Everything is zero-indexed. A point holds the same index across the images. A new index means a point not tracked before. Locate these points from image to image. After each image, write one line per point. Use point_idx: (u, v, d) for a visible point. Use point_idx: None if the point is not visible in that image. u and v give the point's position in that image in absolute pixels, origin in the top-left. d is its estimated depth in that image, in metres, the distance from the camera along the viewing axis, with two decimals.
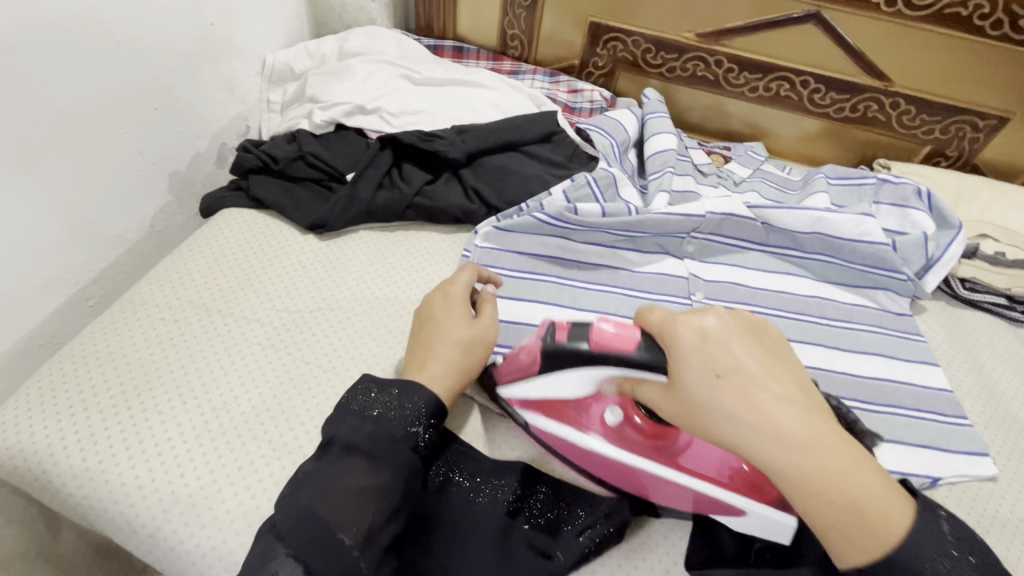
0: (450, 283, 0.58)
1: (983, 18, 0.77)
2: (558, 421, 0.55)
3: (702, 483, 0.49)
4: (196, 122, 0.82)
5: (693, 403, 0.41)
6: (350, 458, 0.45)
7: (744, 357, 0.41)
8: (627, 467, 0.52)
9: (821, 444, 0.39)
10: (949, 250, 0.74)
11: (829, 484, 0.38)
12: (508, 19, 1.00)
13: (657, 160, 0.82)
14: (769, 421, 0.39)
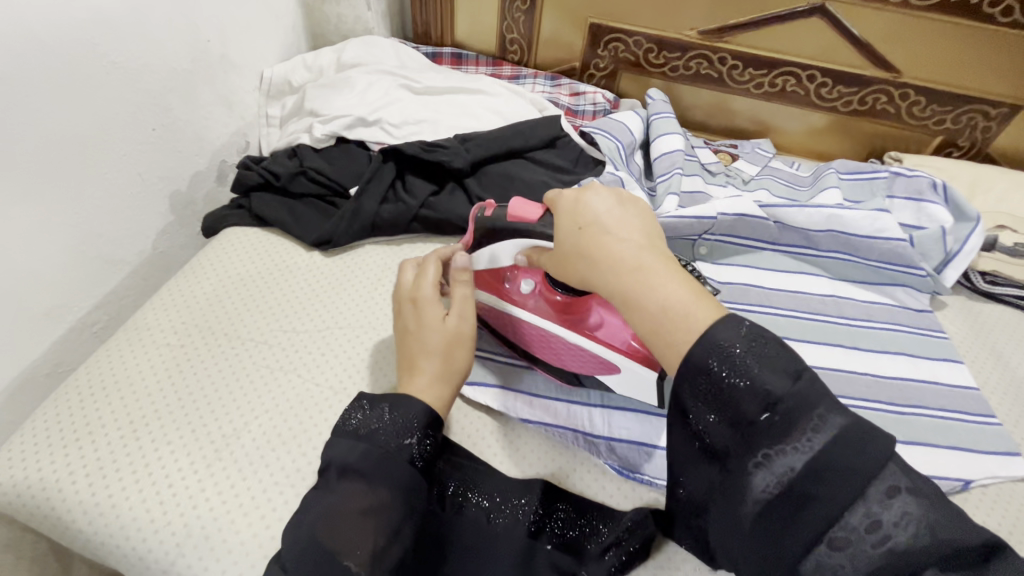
0: (411, 283, 0.55)
1: (993, 5, 0.75)
2: (482, 290, 0.61)
3: (596, 344, 0.54)
4: (195, 140, 0.81)
5: (564, 254, 0.44)
6: (347, 482, 0.43)
7: (598, 211, 0.44)
8: (531, 329, 0.57)
9: (650, 274, 0.39)
10: (968, 242, 0.72)
11: (647, 302, 0.38)
12: (506, 23, 0.99)
13: (664, 162, 0.80)
14: (605, 256, 0.41)
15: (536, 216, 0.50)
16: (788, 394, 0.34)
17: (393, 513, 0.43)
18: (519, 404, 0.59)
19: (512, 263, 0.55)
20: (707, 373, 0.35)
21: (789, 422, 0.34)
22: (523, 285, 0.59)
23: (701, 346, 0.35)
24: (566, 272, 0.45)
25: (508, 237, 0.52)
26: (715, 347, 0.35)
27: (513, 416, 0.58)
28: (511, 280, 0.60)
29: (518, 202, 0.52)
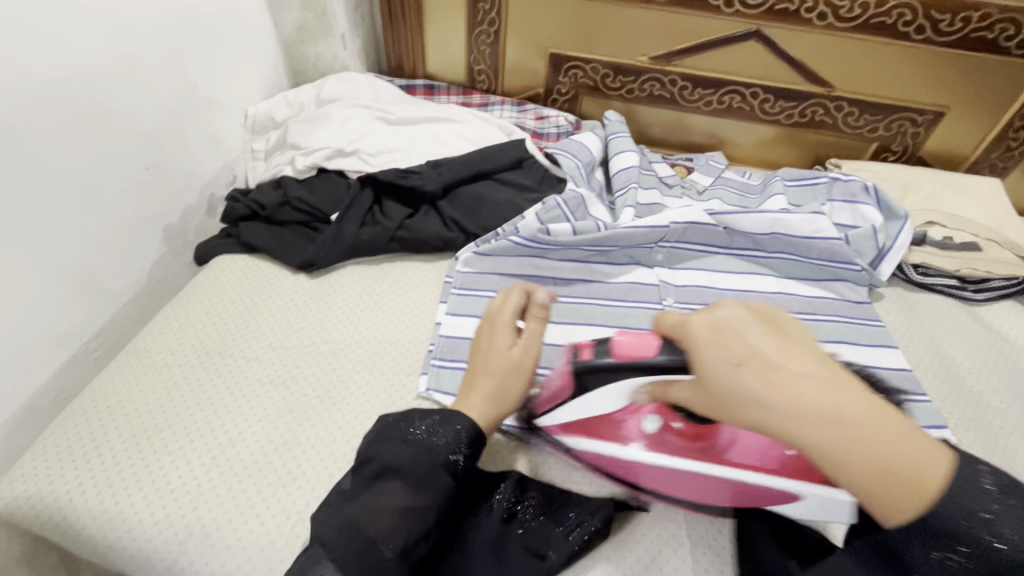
0: (496, 311, 0.60)
1: (906, 25, 0.83)
2: (595, 439, 0.58)
3: (750, 474, 0.51)
4: (186, 175, 0.87)
5: (722, 397, 0.38)
6: (389, 479, 0.49)
7: (758, 343, 0.37)
8: (678, 473, 0.54)
9: (853, 432, 0.34)
10: (899, 239, 0.80)
11: (851, 471, 0.34)
12: (473, 55, 1.06)
13: (622, 177, 0.87)
14: (785, 406, 0.34)
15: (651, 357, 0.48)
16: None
17: (420, 507, 0.48)
18: None
19: (614, 405, 0.55)
20: (954, 534, 0.36)
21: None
22: (646, 424, 0.57)
23: (936, 516, 0.35)
24: (723, 406, 0.39)
25: (618, 377, 0.51)
26: (967, 513, 0.35)
27: None
28: (631, 423, 0.57)
29: (624, 344, 0.50)
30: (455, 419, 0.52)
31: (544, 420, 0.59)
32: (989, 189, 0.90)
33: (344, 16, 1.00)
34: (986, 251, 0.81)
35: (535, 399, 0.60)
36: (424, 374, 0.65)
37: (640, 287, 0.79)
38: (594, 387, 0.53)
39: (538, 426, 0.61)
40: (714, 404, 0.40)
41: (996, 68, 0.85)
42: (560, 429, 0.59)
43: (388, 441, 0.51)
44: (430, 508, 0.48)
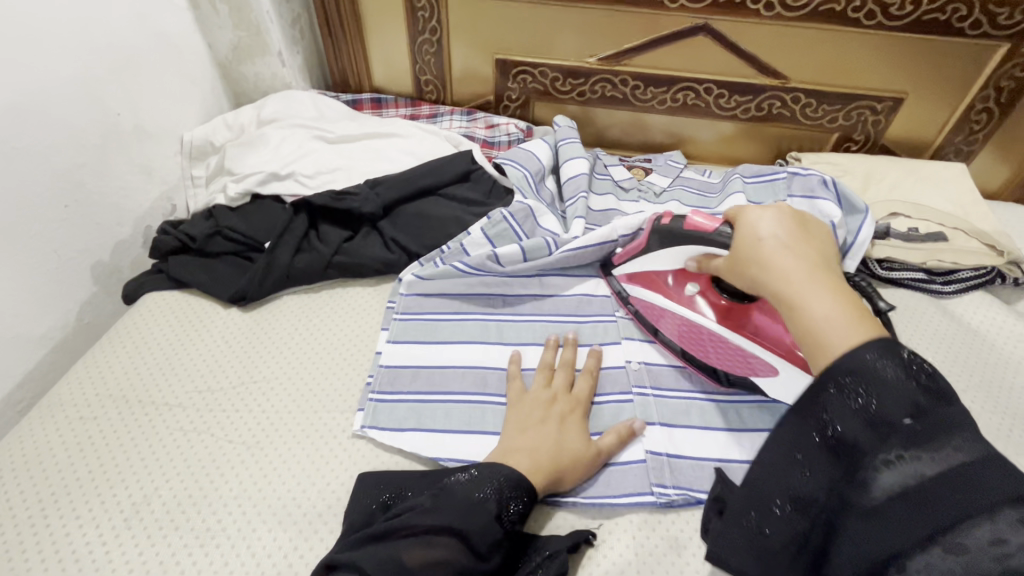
0: (569, 383, 0.63)
1: (855, 10, 0.80)
2: (650, 290, 0.70)
3: (756, 347, 0.60)
4: (115, 209, 0.83)
5: (737, 255, 0.55)
6: (445, 533, 0.47)
7: (769, 228, 0.53)
8: (694, 330, 0.65)
9: (817, 289, 0.46)
10: (860, 234, 0.76)
11: (812, 309, 0.45)
12: (418, 65, 1.03)
13: (572, 185, 0.84)
14: (777, 265, 0.49)
15: (711, 228, 0.60)
16: (935, 411, 0.37)
17: (472, 565, 0.47)
18: (430, 442, 0.59)
19: (675, 262, 0.67)
20: (858, 375, 0.38)
21: (933, 433, 0.36)
22: (688, 287, 0.67)
23: (861, 349, 0.39)
24: (738, 273, 0.55)
25: (685, 242, 0.63)
26: (879, 352, 0.39)
27: (425, 456, 0.58)
28: (676, 280, 0.68)
29: (695, 213, 0.61)
30: (524, 477, 0.52)
31: (623, 269, 0.73)
32: (955, 175, 0.86)
33: (279, 33, 0.96)
34: (953, 241, 0.77)
35: (616, 256, 0.74)
36: (360, 410, 0.61)
37: (592, 299, 0.75)
38: (663, 246, 0.66)
39: (616, 279, 0.74)
40: (732, 270, 0.56)
41: (952, 50, 0.82)
42: (630, 277, 0.72)
43: (428, 492, 0.51)
44: (480, 562, 0.47)
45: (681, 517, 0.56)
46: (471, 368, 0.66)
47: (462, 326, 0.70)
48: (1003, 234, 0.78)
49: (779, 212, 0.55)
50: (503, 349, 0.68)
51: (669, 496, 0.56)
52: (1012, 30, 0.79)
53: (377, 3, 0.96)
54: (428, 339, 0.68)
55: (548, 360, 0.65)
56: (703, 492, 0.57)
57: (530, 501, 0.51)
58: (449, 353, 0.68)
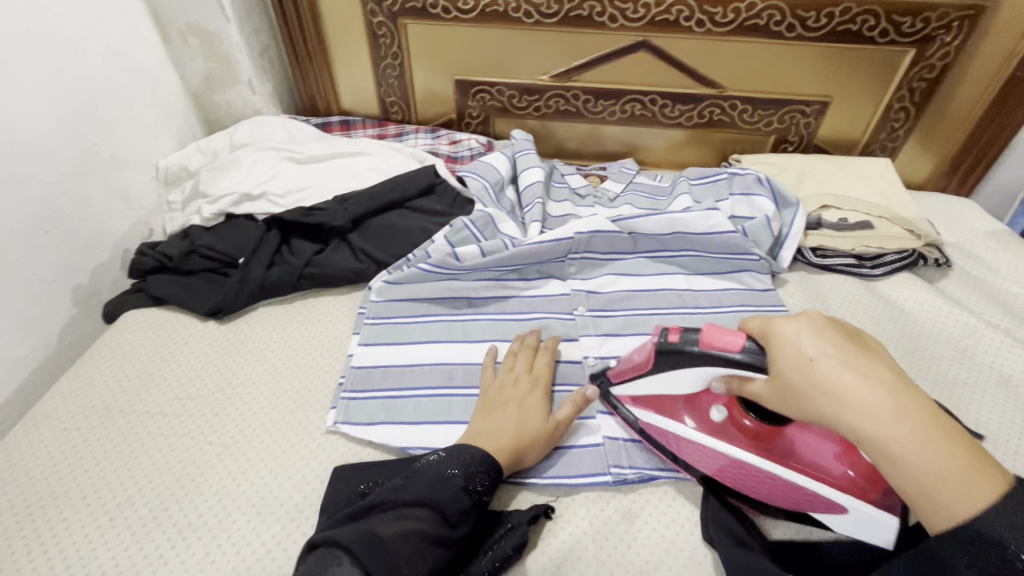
0: (529, 364, 0.68)
1: (777, 24, 0.88)
2: (666, 417, 0.61)
3: (816, 482, 0.54)
4: (95, 234, 0.87)
5: (790, 382, 0.48)
6: (417, 507, 0.51)
7: (817, 346, 0.48)
8: (736, 464, 0.57)
9: (910, 432, 0.43)
10: (794, 225, 0.84)
11: (918, 462, 0.43)
12: (383, 88, 1.09)
13: (529, 193, 0.90)
14: (854, 399, 0.45)
15: (737, 348, 0.52)
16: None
17: (444, 533, 0.51)
18: (400, 433, 0.63)
19: (698, 387, 0.58)
20: (999, 552, 0.39)
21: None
22: (711, 412, 0.59)
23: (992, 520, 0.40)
24: (784, 393, 0.49)
25: (699, 363, 0.55)
26: (1010, 529, 0.39)
27: (394, 445, 0.62)
28: (694, 405, 0.60)
29: (712, 331, 0.53)
30: (490, 455, 0.56)
31: (621, 391, 0.63)
32: (879, 169, 0.94)
33: (248, 62, 1.01)
34: (878, 228, 0.84)
35: (609, 374, 0.65)
36: (333, 408, 0.65)
37: (552, 298, 0.80)
38: (672, 370, 0.57)
39: (609, 396, 0.65)
40: (781, 396, 0.49)
41: (867, 57, 0.91)
42: (632, 399, 0.63)
43: (402, 475, 0.55)
44: (450, 530, 0.51)
45: (632, 490, 0.61)
46: (437, 365, 0.70)
47: (429, 326, 0.75)
48: (922, 220, 0.85)
49: (811, 319, 0.51)
50: (468, 345, 0.73)
51: (625, 473, 0.61)
52: (915, 37, 0.87)
53: (342, 32, 1.02)
54: (397, 341, 0.73)
55: (513, 348, 0.70)
56: (656, 469, 0.61)
57: (495, 475, 0.55)
58: (417, 353, 0.72)
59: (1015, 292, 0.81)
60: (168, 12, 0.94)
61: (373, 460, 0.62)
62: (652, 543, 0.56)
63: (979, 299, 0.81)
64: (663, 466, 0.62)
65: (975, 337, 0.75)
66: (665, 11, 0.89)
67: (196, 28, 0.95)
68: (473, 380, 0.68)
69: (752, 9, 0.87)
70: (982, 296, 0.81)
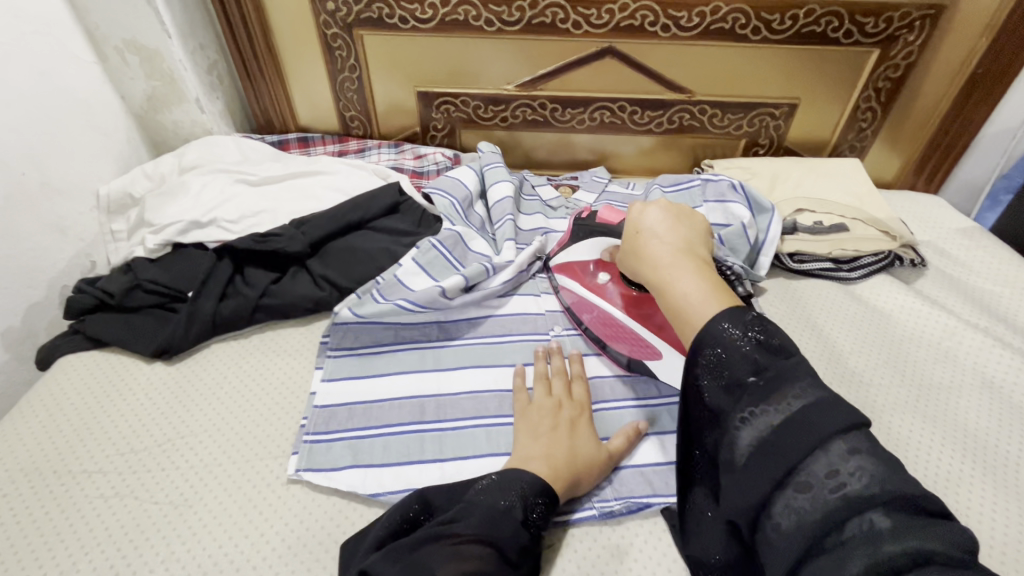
0: (568, 388, 0.64)
1: (742, 27, 0.87)
2: (571, 279, 0.75)
3: (657, 339, 0.66)
4: (27, 273, 0.80)
5: (626, 241, 0.61)
6: (476, 545, 0.47)
7: (651, 219, 0.60)
8: (607, 314, 0.70)
9: (681, 269, 0.53)
10: (770, 232, 0.82)
11: (678, 285, 0.51)
12: (341, 103, 1.04)
13: (499, 208, 0.86)
14: (649, 251, 0.57)
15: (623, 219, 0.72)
16: (771, 365, 0.43)
17: (501, 574, 0.46)
18: (368, 478, 0.58)
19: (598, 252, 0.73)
20: (715, 351, 0.45)
21: (774, 385, 0.41)
22: (601, 277, 0.73)
23: (715, 320, 0.46)
24: (627, 260, 0.61)
25: (596, 236, 0.74)
26: (725, 320, 0.46)
27: (363, 494, 0.57)
28: (593, 271, 0.74)
29: (610, 211, 0.74)
30: (549, 483, 0.52)
31: (553, 259, 0.78)
32: (850, 169, 0.94)
33: (195, 80, 0.96)
34: (853, 230, 0.83)
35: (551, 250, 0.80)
36: (294, 454, 0.60)
37: (527, 318, 0.76)
38: (584, 239, 0.75)
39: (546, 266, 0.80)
40: (623, 258, 0.62)
41: (832, 58, 0.90)
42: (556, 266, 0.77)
43: (455, 506, 0.51)
44: (509, 569, 0.47)
45: (620, 524, 0.57)
46: (408, 400, 0.65)
47: (398, 356, 0.70)
48: (895, 221, 0.85)
49: (663, 207, 0.62)
50: (441, 375, 0.68)
51: (610, 505, 0.57)
52: (879, 37, 0.87)
53: (295, 45, 0.97)
54: (364, 374, 0.68)
55: (542, 369, 0.66)
56: (644, 498, 0.58)
57: (552, 508, 0.52)
58: (384, 386, 0.67)
59: (991, 290, 0.81)
60: (103, 28, 0.87)
61: (339, 511, 0.56)
62: None
63: (956, 298, 0.80)
64: (651, 493, 0.58)
65: (956, 338, 0.74)
66: (630, 17, 0.87)
67: (135, 45, 0.89)
68: (447, 414, 0.64)
69: (716, 12, 0.85)
70: (959, 295, 0.81)
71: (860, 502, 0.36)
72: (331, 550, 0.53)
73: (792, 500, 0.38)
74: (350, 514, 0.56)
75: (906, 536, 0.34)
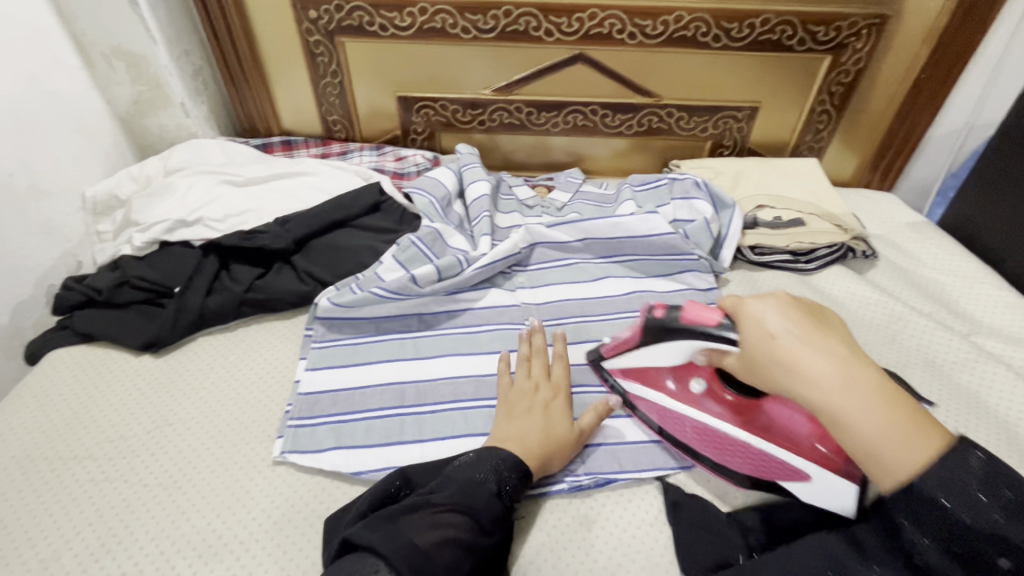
0: (547, 371, 0.67)
1: (704, 35, 0.92)
2: (648, 386, 0.65)
3: (787, 454, 0.57)
4: (14, 271, 0.82)
5: (748, 351, 0.52)
6: (453, 514, 0.50)
7: (778, 322, 0.50)
8: (712, 430, 0.61)
9: (853, 401, 0.45)
10: (732, 226, 0.87)
11: (857, 427, 0.45)
12: (324, 107, 1.07)
13: (476, 206, 0.90)
14: (806, 369, 0.47)
15: (716, 321, 0.56)
16: (1016, 538, 0.41)
17: (474, 541, 0.50)
18: (350, 458, 0.61)
19: (682, 360, 0.62)
20: (934, 505, 0.43)
21: (1022, 561, 0.41)
22: (692, 384, 0.63)
23: (933, 484, 0.43)
24: (753, 369, 0.53)
25: (683, 338, 0.59)
26: (943, 485, 0.43)
27: (345, 472, 0.60)
28: (676, 379, 0.64)
29: (694, 306, 0.58)
30: (522, 460, 0.56)
31: (610, 364, 0.67)
32: (808, 168, 0.99)
33: (180, 85, 0.98)
34: (809, 224, 0.89)
35: (602, 350, 0.68)
36: (279, 438, 0.63)
37: (503, 309, 0.79)
38: (659, 342, 0.61)
39: (599, 368, 0.69)
40: (746, 365, 0.53)
41: (789, 64, 0.96)
42: (619, 371, 0.67)
43: (435, 480, 0.55)
44: (483, 536, 0.50)
45: (588, 496, 0.61)
46: (389, 385, 0.68)
47: (380, 346, 0.73)
48: (848, 216, 0.90)
49: (778, 299, 0.53)
50: (421, 363, 0.71)
51: (578, 480, 0.61)
52: (830, 45, 0.93)
53: (278, 51, 1.00)
54: (347, 362, 0.71)
55: (523, 352, 0.70)
56: (611, 473, 0.62)
57: (525, 481, 0.56)
58: (367, 373, 0.70)
59: (936, 278, 0.87)
60: (90, 35, 0.90)
61: (322, 489, 0.59)
62: (608, 547, 0.56)
63: (904, 287, 0.86)
64: (617, 469, 0.62)
65: (902, 323, 0.80)
66: (599, 25, 0.92)
67: (122, 51, 0.92)
68: (426, 398, 0.67)
69: (679, 21, 0.91)
70: (907, 284, 0.86)
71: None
72: (313, 525, 0.56)
73: None
74: (333, 491, 0.59)
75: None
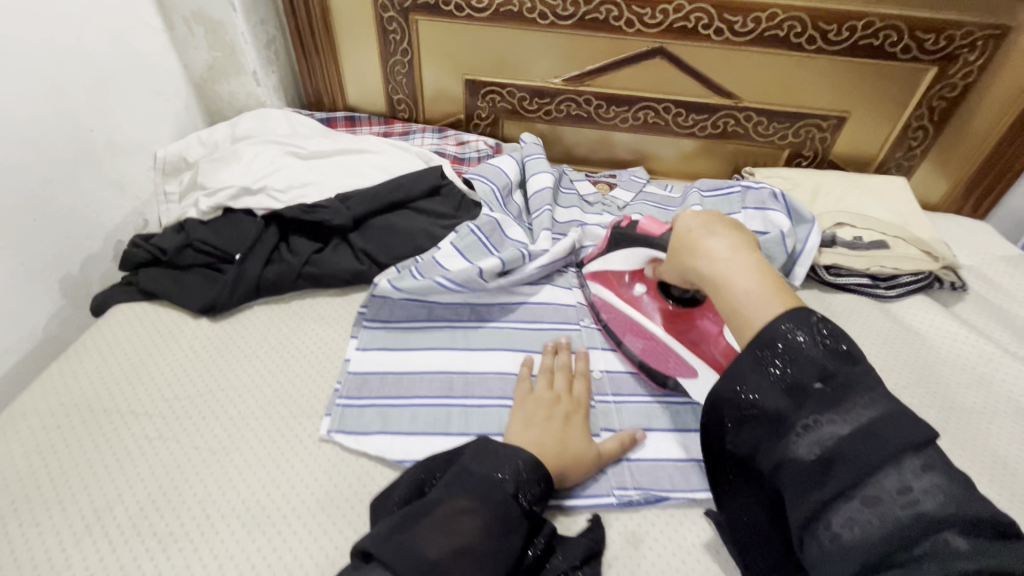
0: (569, 385, 0.64)
1: (797, 36, 0.86)
2: (608, 289, 0.74)
3: (692, 356, 0.64)
4: (85, 223, 0.84)
5: (672, 244, 0.57)
6: (465, 514, 0.48)
7: (697, 219, 0.56)
8: (644, 331, 0.69)
9: (735, 268, 0.50)
10: (808, 242, 0.81)
11: (734, 287, 0.49)
12: (391, 85, 1.07)
13: (538, 198, 0.87)
14: (701, 249, 0.53)
15: (659, 232, 0.65)
16: (840, 373, 0.43)
17: (489, 547, 0.46)
18: (395, 445, 0.60)
19: (630, 263, 0.71)
20: (775, 350, 0.44)
21: (840, 395, 0.42)
22: (638, 288, 0.72)
23: (779, 320, 0.45)
24: (672, 261, 0.57)
25: (639, 247, 0.68)
26: (791, 327, 0.44)
27: (389, 458, 0.59)
28: (630, 281, 0.72)
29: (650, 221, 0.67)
30: (539, 462, 0.54)
31: (589, 268, 0.77)
32: (896, 187, 0.92)
33: (254, 54, 0.98)
34: (894, 248, 0.82)
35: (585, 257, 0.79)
36: (327, 415, 0.62)
37: (557, 307, 0.77)
38: (618, 250, 0.71)
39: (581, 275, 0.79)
40: (669, 259, 0.58)
41: (887, 74, 0.89)
42: (590, 275, 0.76)
43: (451, 471, 0.52)
44: (501, 540, 0.47)
45: (637, 513, 0.57)
46: (439, 373, 0.67)
47: (432, 333, 0.72)
48: (938, 242, 0.83)
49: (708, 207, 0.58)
50: (472, 354, 0.70)
51: (628, 494, 0.57)
52: (938, 55, 0.85)
53: (351, 25, 0.99)
54: (398, 347, 0.70)
55: (546, 364, 0.66)
56: (662, 491, 0.58)
57: (541, 486, 0.53)
58: (418, 358, 0.69)
59: None
60: None
61: (366, 472, 0.58)
62: (657, 572, 0.53)
63: (996, 326, 0.79)
64: (670, 487, 0.58)
65: (992, 365, 0.73)
66: (684, 18, 0.87)
67: (202, 16, 0.92)
68: (474, 391, 0.66)
69: (773, 19, 0.85)
70: (1000, 323, 0.79)
71: (930, 522, 0.37)
72: (355, 507, 0.55)
73: (857, 513, 0.39)
74: (376, 477, 0.58)
75: (980, 556, 0.34)
